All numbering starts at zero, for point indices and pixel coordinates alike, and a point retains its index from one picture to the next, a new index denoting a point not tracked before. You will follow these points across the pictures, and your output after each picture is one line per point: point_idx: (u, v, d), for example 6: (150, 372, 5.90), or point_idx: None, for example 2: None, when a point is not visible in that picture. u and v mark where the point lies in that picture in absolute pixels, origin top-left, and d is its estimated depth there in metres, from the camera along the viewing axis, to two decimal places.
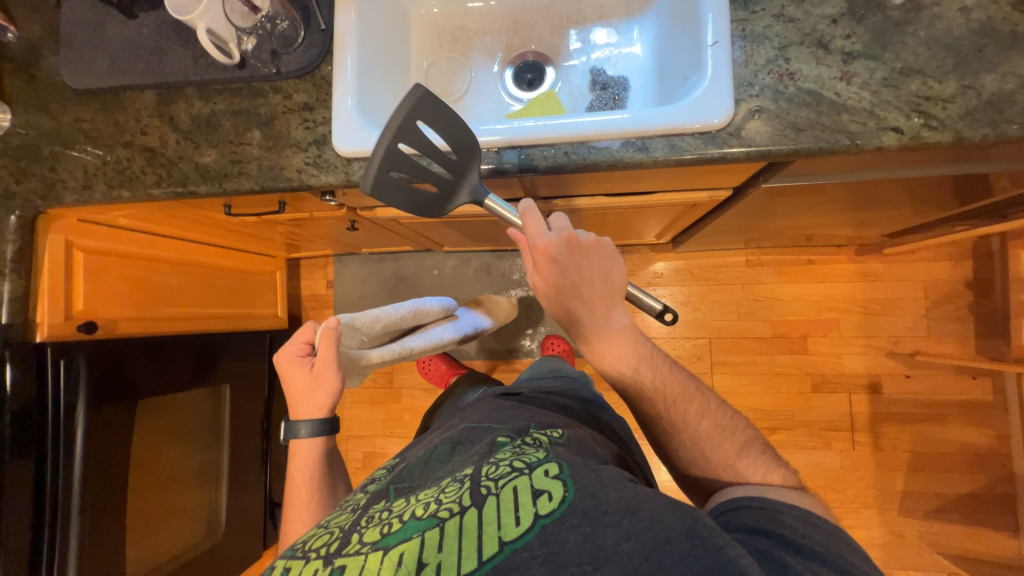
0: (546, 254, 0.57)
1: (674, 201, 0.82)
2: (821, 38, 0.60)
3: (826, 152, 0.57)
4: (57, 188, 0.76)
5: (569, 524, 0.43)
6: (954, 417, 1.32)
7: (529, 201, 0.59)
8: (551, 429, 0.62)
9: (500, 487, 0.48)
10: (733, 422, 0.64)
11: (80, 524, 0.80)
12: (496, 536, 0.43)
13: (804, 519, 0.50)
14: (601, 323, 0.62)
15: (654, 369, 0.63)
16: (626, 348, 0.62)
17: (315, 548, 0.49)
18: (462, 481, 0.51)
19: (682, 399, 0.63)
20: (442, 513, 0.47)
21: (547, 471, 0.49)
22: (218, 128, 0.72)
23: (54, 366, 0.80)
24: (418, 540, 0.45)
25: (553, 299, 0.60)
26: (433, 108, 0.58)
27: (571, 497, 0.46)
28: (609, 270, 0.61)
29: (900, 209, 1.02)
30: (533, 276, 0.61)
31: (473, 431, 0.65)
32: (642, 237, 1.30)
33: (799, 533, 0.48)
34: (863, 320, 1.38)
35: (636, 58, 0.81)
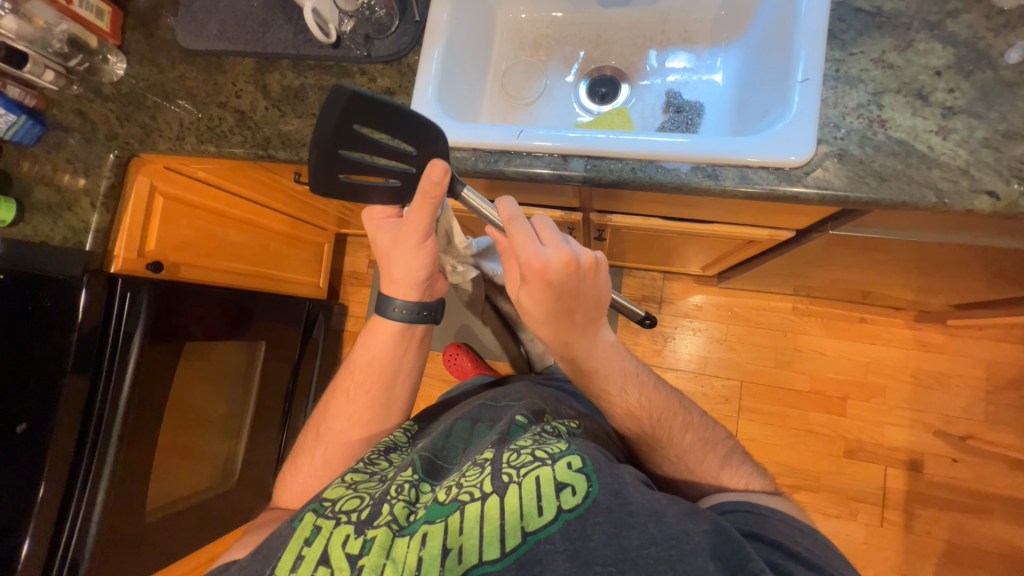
0: (540, 276, 0.54)
1: (731, 234, 0.80)
2: (920, 88, 0.57)
3: (908, 207, 0.54)
4: (153, 135, 0.83)
5: (593, 522, 0.45)
6: (1000, 513, 1.22)
7: (511, 201, 0.55)
8: (567, 420, 0.63)
9: (522, 477, 0.48)
10: (715, 434, 0.63)
11: (117, 449, 0.86)
12: (519, 527, 0.45)
13: (792, 524, 0.50)
14: (587, 343, 0.59)
15: (640, 387, 0.62)
16: (609, 365, 0.61)
17: (345, 511, 0.50)
18: (483, 464, 0.52)
19: (667, 416, 0.61)
20: (463, 496, 0.48)
21: (570, 463, 0.49)
22: (305, 100, 0.77)
23: (121, 298, 0.86)
24: (442, 523, 0.47)
25: (539, 322, 0.58)
26: (365, 105, 0.52)
27: (594, 494, 0.47)
28: (600, 289, 0.57)
29: (975, 281, 0.96)
30: (522, 294, 0.58)
31: (488, 410, 0.67)
32: (686, 267, 1.28)
33: (789, 537, 0.48)
34: (913, 392, 1.29)
35: (715, 86, 0.81)
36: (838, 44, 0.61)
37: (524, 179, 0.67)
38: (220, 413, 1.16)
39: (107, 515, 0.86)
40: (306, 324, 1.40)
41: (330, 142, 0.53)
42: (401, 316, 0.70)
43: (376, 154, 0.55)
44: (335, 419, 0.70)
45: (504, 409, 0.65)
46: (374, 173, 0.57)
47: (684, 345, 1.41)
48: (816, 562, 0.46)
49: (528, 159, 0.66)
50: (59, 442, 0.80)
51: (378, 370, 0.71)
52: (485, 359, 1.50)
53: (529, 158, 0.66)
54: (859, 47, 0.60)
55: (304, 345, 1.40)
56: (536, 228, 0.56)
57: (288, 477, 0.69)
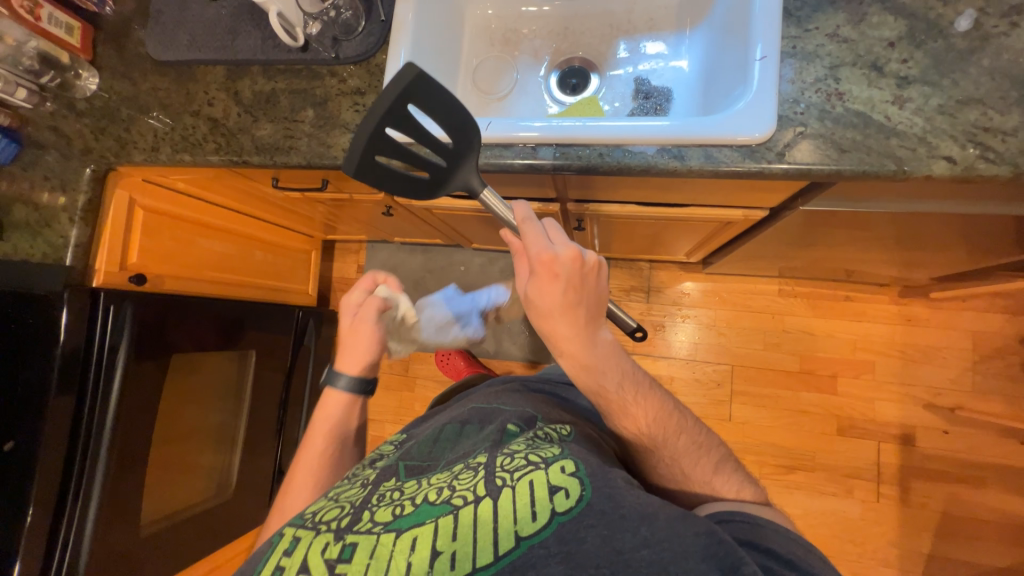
0: (549, 269, 0.55)
1: (709, 216, 0.81)
2: (875, 60, 0.59)
3: (869, 176, 0.55)
4: (128, 148, 0.83)
5: (587, 524, 0.45)
6: (993, 482, 1.23)
7: (526, 205, 0.58)
8: (558, 425, 0.63)
9: (516, 480, 0.49)
10: (708, 439, 0.63)
11: (105, 469, 0.85)
12: (513, 531, 0.45)
13: (787, 533, 0.51)
14: (594, 340, 0.57)
15: (638, 387, 0.61)
16: (611, 365, 0.59)
17: (325, 521, 0.50)
18: (476, 469, 0.52)
19: (660, 420, 0.61)
20: (456, 500, 0.48)
21: (563, 467, 0.50)
22: (277, 104, 0.77)
23: (104, 312, 0.86)
24: (431, 524, 0.46)
25: (544, 317, 0.57)
26: (422, 91, 0.56)
27: (588, 497, 0.47)
28: (603, 289, 0.58)
29: (950, 253, 0.98)
30: (528, 287, 0.57)
31: (481, 412, 0.68)
32: (671, 254, 1.29)
33: (786, 547, 0.49)
34: (901, 366, 1.31)
35: (682, 72, 0.81)
36: (794, 21, 0.62)
37: (496, 170, 0.68)
38: (212, 425, 1.16)
39: (100, 533, 0.85)
40: (297, 332, 1.40)
41: (375, 128, 0.55)
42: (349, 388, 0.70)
43: (419, 139, 0.57)
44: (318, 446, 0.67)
45: (495, 413, 0.66)
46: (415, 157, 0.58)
47: (676, 332, 1.42)
48: (811, 571, 0.47)
49: (499, 151, 0.67)
50: (47, 461, 0.79)
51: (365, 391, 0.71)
52: (479, 358, 1.50)
53: (500, 150, 0.67)
54: (814, 24, 0.61)
55: (296, 354, 1.39)
56: (545, 228, 0.59)
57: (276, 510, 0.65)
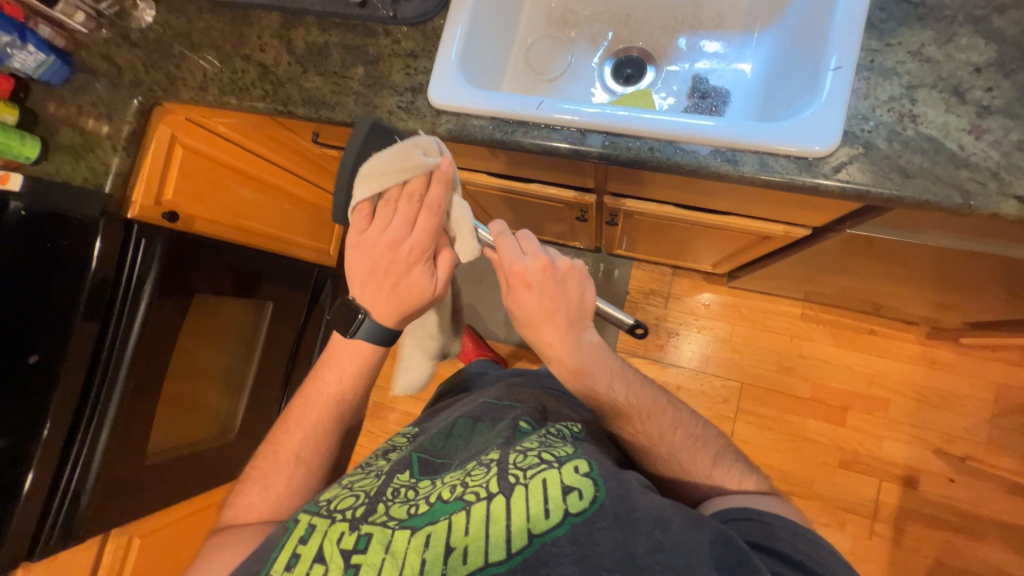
0: (522, 281, 0.59)
1: (747, 228, 0.79)
2: (957, 85, 0.56)
3: (931, 206, 0.53)
4: (177, 84, 0.83)
5: (599, 526, 0.45)
6: (992, 537, 1.20)
7: (500, 222, 0.63)
8: (571, 424, 0.63)
9: (529, 478, 0.49)
10: (704, 432, 0.63)
11: (119, 397, 0.87)
12: (525, 528, 0.45)
13: (796, 531, 0.50)
14: (572, 343, 0.59)
15: (627, 385, 0.61)
16: (596, 366, 0.60)
17: (339, 509, 0.51)
18: (488, 465, 0.52)
19: (653, 414, 0.61)
20: (468, 496, 0.49)
21: (577, 467, 0.50)
22: (328, 58, 0.76)
23: (136, 244, 0.88)
24: (445, 522, 0.47)
25: (525, 326, 0.61)
26: (381, 139, 0.62)
27: (602, 498, 0.47)
28: (584, 292, 0.60)
29: (991, 300, 0.94)
30: (509, 301, 0.61)
31: (492, 409, 0.67)
32: (697, 262, 1.26)
33: (794, 548, 0.48)
34: (916, 408, 1.28)
35: (743, 75, 0.78)
36: (876, 33, 0.59)
37: (540, 151, 0.66)
38: (223, 369, 1.18)
39: (109, 456, 0.88)
40: (313, 290, 1.42)
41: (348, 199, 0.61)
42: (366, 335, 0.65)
43: None
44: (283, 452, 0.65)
45: (504, 409, 0.66)
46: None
47: (689, 342, 1.40)
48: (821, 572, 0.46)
49: (546, 132, 0.65)
50: (67, 381, 0.82)
51: (338, 405, 0.67)
52: (487, 340, 1.50)
53: (547, 131, 0.65)
54: (897, 38, 0.58)
55: (309, 312, 1.41)
56: (518, 240, 0.62)
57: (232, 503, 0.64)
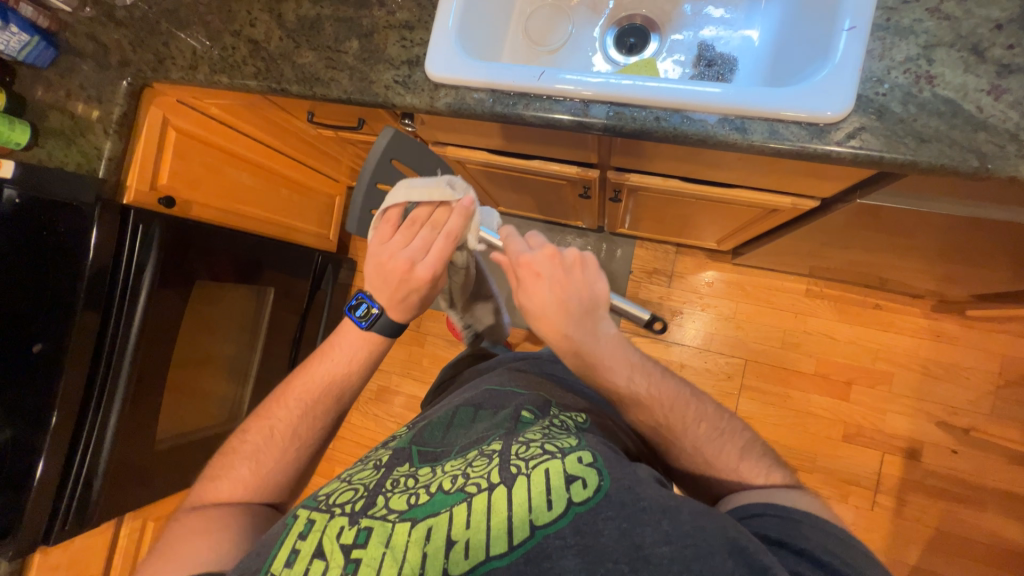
0: (529, 270, 0.61)
1: (755, 201, 0.77)
2: (977, 43, 0.53)
3: (948, 170, 0.51)
4: (166, 64, 0.81)
5: (605, 516, 0.45)
6: (993, 506, 1.22)
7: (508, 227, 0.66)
8: (574, 413, 0.64)
9: (531, 469, 0.49)
10: (731, 424, 0.61)
11: (124, 385, 0.87)
12: (528, 520, 0.45)
13: (827, 531, 0.47)
14: (586, 333, 0.60)
15: (646, 376, 0.61)
16: (612, 357, 0.61)
17: (338, 504, 0.51)
18: (490, 455, 0.53)
19: (676, 405, 0.60)
20: (469, 488, 0.49)
21: (579, 458, 0.50)
22: (321, 32, 0.74)
23: (133, 231, 0.87)
24: (446, 514, 0.47)
25: (538, 318, 0.62)
26: (401, 146, 0.67)
27: (606, 487, 0.47)
28: (594, 282, 0.62)
29: (998, 271, 0.93)
30: (521, 294, 0.63)
31: (494, 396, 0.67)
32: (701, 239, 1.25)
33: (822, 547, 0.45)
34: (921, 382, 1.28)
35: (751, 41, 0.76)
36: None
37: (542, 125, 0.65)
38: (227, 356, 1.18)
39: (118, 445, 0.89)
40: (315, 276, 1.41)
41: (365, 202, 0.68)
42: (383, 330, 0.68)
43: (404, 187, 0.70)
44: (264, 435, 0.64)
45: (504, 396, 0.66)
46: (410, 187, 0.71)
47: (693, 320, 1.40)
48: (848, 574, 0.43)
49: (549, 104, 0.64)
50: (71, 370, 0.82)
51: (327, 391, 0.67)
52: None
53: (550, 103, 0.64)
54: None
55: (312, 297, 1.41)
56: (524, 238, 0.65)
57: (207, 481, 0.62)
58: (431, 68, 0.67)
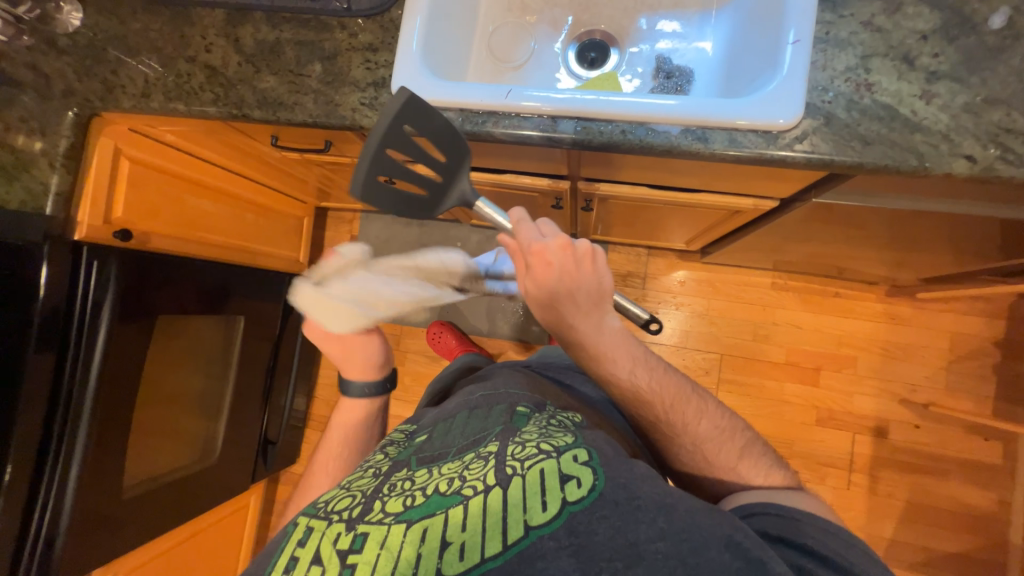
0: (541, 259, 0.58)
1: (719, 204, 0.81)
2: (907, 52, 0.58)
3: (891, 171, 0.55)
4: (115, 92, 0.78)
5: (599, 516, 0.45)
6: (956, 474, 1.30)
7: (520, 208, 0.62)
8: (570, 413, 0.63)
9: (526, 469, 0.49)
10: (732, 423, 0.63)
11: (87, 432, 0.82)
12: (522, 520, 0.45)
13: (828, 530, 0.49)
14: (593, 326, 0.60)
15: (650, 371, 0.63)
16: (616, 350, 0.61)
17: (337, 510, 0.51)
18: (486, 458, 0.52)
19: (679, 402, 0.62)
20: (465, 490, 0.48)
21: (576, 457, 0.50)
22: (281, 56, 0.73)
23: (87, 266, 0.82)
24: (441, 516, 0.47)
25: (545, 308, 0.60)
26: (417, 111, 0.58)
27: (600, 487, 0.47)
28: (602, 277, 0.60)
29: (940, 255, 1.01)
30: (527, 281, 0.60)
31: (490, 396, 0.66)
32: (671, 241, 1.29)
33: (824, 544, 0.48)
34: (881, 363, 1.35)
35: (706, 53, 0.79)
36: (830, 6, 0.61)
37: (512, 141, 0.66)
38: (197, 390, 1.13)
39: (81, 496, 0.83)
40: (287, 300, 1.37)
41: (368, 165, 0.58)
42: (363, 394, 0.81)
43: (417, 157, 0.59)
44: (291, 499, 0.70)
45: (502, 394, 0.66)
46: (413, 179, 0.60)
47: (668, 319, 1.43)
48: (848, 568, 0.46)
49: (517, 121, 0.64)
50: (24, 421, 0.76)
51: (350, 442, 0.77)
52: (470, 336, 1.49)
53: (518, 120, 0.65)
54: (849, 10, 0.60)
55: (285, 323, 1.37)
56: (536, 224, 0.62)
57: None
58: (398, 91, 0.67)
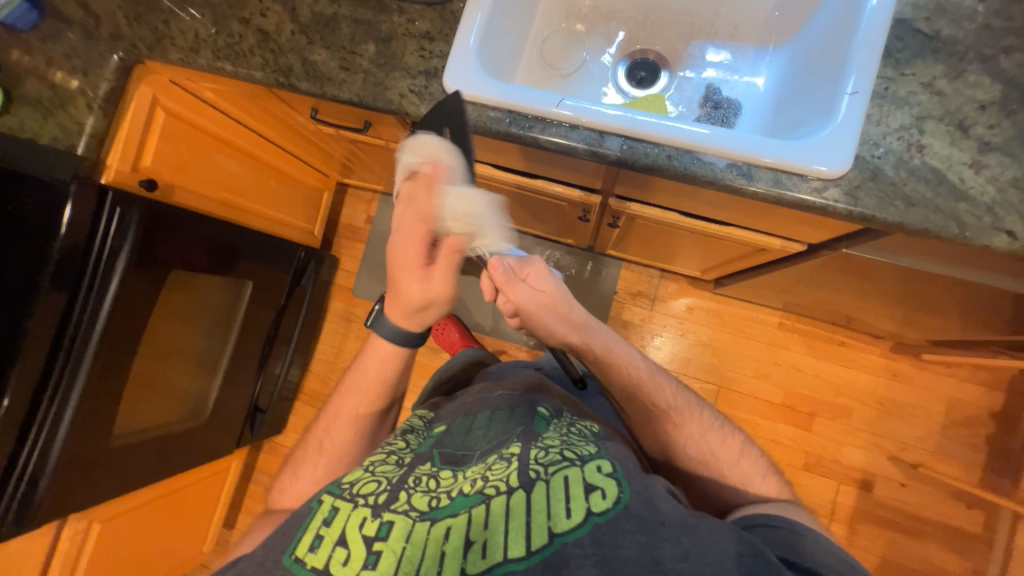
0: (536, 270, 0.70)
1: (746, 240, 0.81)
2: (962, 120, 0.58)
3: (930, 235, 0.55)
4: (164, 43, 0.77)
5: (624, 529, 0.46)
6: (934, 538, 1.30)
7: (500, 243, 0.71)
8: (587, 422, 0.62)
9: (550, 475, 0.50)
10: (731, 428, 0.68)
11: (88, 374, 0.81)
12: (546, 526, 0.47)
13: (836, 553, 0.50)
14: (586, 323, 0.70)
15: (646, 364, 0.70)
16: (610, 346, 0.70)
17: (362, 495, 0.52)
18: (509, 459, 0.54)
19: (681, 396, 0.68)
20: (488, 490, 0.51)
21: (599, 467, 0.51)
22: (336, 31, 0.72)
23: (109, 212, 0.81)
24: (465, 515, 0.49)
25: (548, 312, 0.69)
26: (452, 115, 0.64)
27: (626, 501, 0.48)
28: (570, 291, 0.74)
29: (954, 321, 1.01)
30: (530, 291, 0.68)
31: (508, 396, 0.66)
32: (686, 267, 1.29)
33: (827, 563, 0.49)
34: (876, 417, 1.36)
35: (756, 88, 0.80)
36: (891, 63, 0.61)
37: (555, 150, 0.65)
38: (198, 349, 1.12)
39: (74, 439, 0.83)
40: (296, 271, 1.37)
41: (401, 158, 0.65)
42: (396, 337, 0.69)
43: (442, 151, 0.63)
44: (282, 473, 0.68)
45: (517, 395, 0.67)
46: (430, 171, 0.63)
47: (671, 343, 1.43)
48: None
49: (563, 131, 0.64)
50: (26, 357, 0.76)
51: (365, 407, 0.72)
52: (472, 332, 1.49)
53: (564, 129, 0.64)
54: (910, 69, 0.61)
55: (291, 293, 1.36)
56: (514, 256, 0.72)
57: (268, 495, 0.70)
58: (448, 82, 0.67)
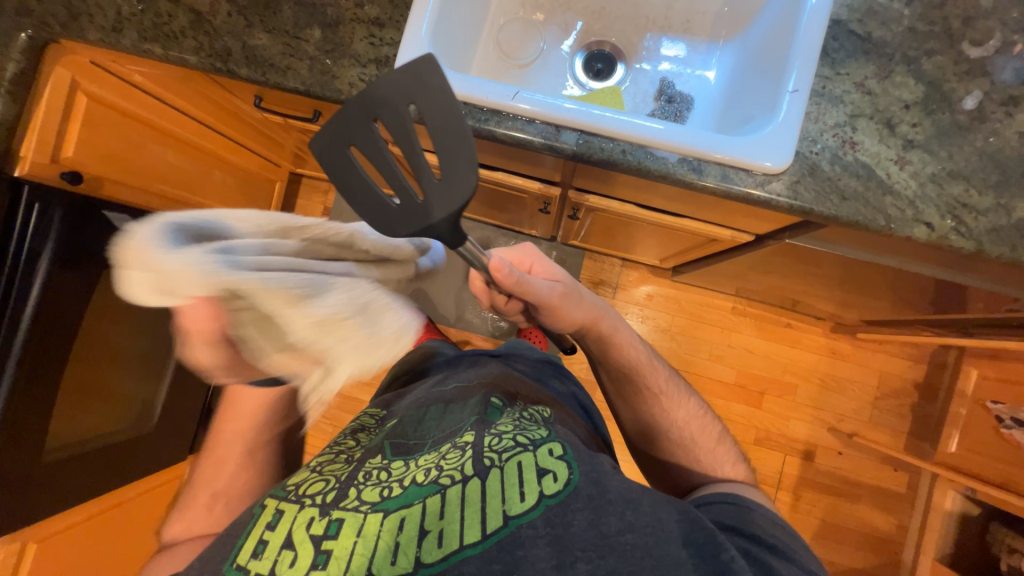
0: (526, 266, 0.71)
1: (698, 231, 0.84)
2: (890, 118, 0.62)
3: (861, 226, 0.59)
4: (80, 20, 0.70)
5: (574, 508, 0.47)
6: (865, 499, 1.43)
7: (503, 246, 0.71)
8: (540, 407, 0.62)
9: (504, 462, 0.51)
10: (709, 416, 0.72)
11: (11, 382, 0.75)
12: (501, 510, 0.47)
13: (771, 518, 0.55)
14: (592, 310, 0.71)
15: (641, 350, 0.74)
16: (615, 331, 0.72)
17: (309, 495, 0.51)
18: (463, 448, 0.54)
19: (670, 383, 0.72)
20: (443, 480, 0.50)
21: (551, 450, 0.52)
22: (278, 13, 0.68)
23: (27, 209, 0.75)
24: (419, 505, 0.48)
25: (558, 306, 0.68)
26: (424, 88, 0.49)
27: (576, 482, 0.49)
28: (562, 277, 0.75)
29: (884, 303, 1.09)
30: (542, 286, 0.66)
31: (462, 390, 0.67)
32: (644, 256, 1.32)
33: (770, 532, 0.52)
34: (819, 393, 1.46)
35: (707, 82, 0.82)
36: (828, 62, 0.65)
37: (513, 144, 0.65)
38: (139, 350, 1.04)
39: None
40: None
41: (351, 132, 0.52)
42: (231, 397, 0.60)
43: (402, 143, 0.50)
44: (213, 485, 0.65)
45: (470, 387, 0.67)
46: (380, 162, 0.51)
47: None
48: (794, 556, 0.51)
49: (520, 124, 0.64)
50: None
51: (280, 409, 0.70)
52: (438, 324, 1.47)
53: (521, 123, 0.64)
54: (845, 69, 0.64)
55: None
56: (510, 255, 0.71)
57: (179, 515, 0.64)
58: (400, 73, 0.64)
